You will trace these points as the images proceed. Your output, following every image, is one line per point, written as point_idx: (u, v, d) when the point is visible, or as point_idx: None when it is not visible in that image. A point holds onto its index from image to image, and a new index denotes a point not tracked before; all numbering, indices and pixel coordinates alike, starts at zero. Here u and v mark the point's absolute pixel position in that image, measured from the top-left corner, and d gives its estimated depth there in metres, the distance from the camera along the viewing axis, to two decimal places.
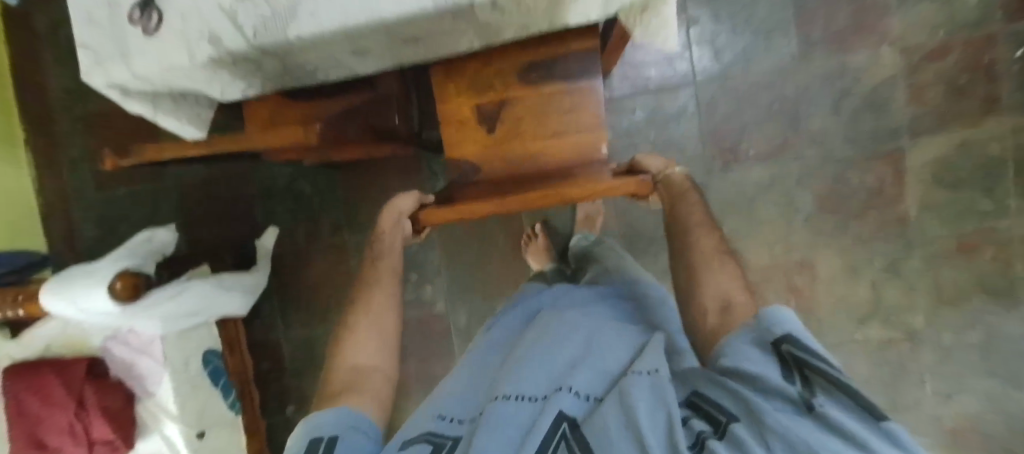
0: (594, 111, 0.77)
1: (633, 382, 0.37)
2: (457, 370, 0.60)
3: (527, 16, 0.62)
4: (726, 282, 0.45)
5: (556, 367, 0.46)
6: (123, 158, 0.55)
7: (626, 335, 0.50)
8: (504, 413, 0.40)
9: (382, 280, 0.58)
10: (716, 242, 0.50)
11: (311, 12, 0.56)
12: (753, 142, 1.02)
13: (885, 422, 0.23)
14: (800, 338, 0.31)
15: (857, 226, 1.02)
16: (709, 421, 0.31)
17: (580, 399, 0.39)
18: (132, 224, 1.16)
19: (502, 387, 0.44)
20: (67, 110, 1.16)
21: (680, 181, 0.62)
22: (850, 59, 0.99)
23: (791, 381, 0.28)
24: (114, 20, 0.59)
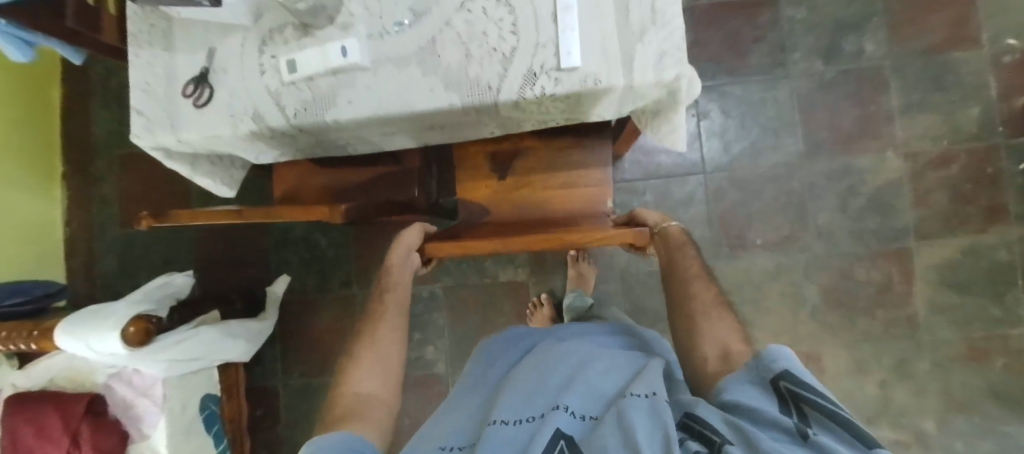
0: (601, 168, 0.81)
1: (631, 403, 0.38)
2: (450, 406, 0.59)
3: (547, 114, 0.66)
4: (725, 333, 0.47)
5: (551, 393, 0.46)
6: (159, 221, 0.56)
7: (623, 360, 0.51)
8: (502, 435, 0.41)
9: (390, 317, 0.58)
10: (714, 294, 0.53)
11: (348, 101, 0.61)
12: (760, 231, 1.04)
13: (874, 448, 0.27)
14: (797, 374, 0.34)
15: (864, 322, 1.02)
16: (703, 442, 0.33)
17: (576, 418, 0.40)
18: (151, 262, 1.20)
19: (498, 412, 0.45)
20: (109, 150, 1.24)
21: (678, 234, 0.63)
22: (856, 160, 1.03)
23: (787, 415, 0.32)
24: (169, 94, 0.65)
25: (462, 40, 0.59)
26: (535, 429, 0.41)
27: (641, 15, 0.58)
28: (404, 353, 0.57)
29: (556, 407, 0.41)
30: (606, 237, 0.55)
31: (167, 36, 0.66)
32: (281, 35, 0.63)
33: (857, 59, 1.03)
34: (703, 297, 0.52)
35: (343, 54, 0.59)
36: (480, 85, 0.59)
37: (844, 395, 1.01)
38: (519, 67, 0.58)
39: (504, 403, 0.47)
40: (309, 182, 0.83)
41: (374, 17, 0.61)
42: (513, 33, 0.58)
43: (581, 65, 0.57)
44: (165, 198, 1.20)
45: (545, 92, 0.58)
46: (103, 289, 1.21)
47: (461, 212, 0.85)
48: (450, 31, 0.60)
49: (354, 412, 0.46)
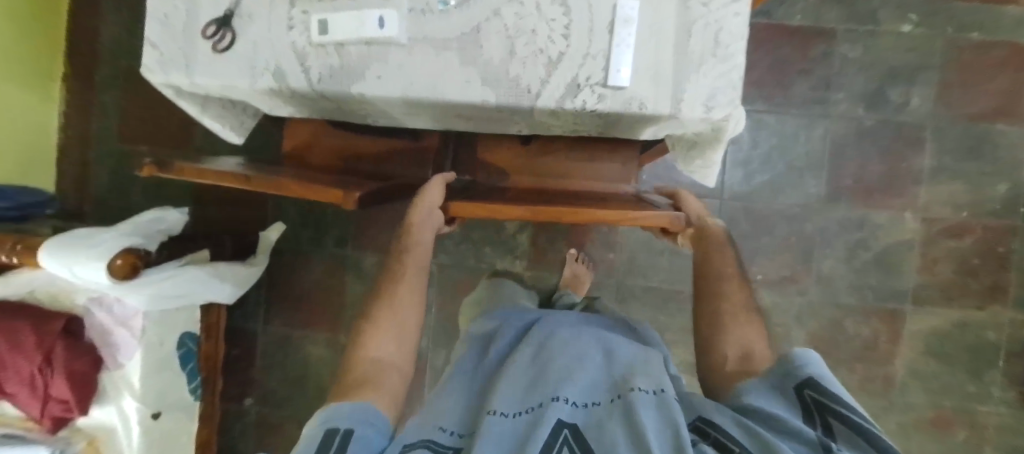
0: (633, 144, 0.75)
1: (637, 399, 0.37)
2: (443, 386, 0.56)
3: (581, 125, 0.62)
4: (749, 333, 0.45)
5: (550, 378, 0.45)
6: (164, 170, 0.52)
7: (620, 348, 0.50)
8: (502, 428, 0.39)
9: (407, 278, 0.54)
10: (746, 297, 0.49)
11: (378, 76, 0.58)
12: (763, 268, 1.04)
13: None
14: (823, 384, 0.33)
15: (843, 373, 1.04)
16: (719, 449, 0.31)
17: (577, 407, 0.40)
18: (145, 185, 1.17)
19: (494, 401, 0.43)
20: (112, 59, 1.17)
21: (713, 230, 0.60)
22: (874, 214, 1.01)
23: (811, 427, 0.30)
24: (188, 31, 0.60)
25: (508, 34, 0.56)
26: (533, 419, 0.39)
27: (702, 44, 0.54)
28: (421, 321, 0.53)
29: (556, 398, 0.40)
30: (631, 218, 0.51)
31: None
32: None
33: (901, 112, 0.99)
34: (731, 305, 0.48)
35: (380, 25, 0.56)
36: (519, 86, 0.56)
37: None
38: (564, 74, 0.55)
39: (501, 392, 0.45)
40: (320, 143, 0.80)
41: None
42: (563, 37, 0.55)
43: (627, 86, 0.54)
44: (166, 121, 1.15)
45: (586, 107, 0.56)
46: (93, 204, 1.18)
47: (478, 176, 0.79)
48: (498, 22, 0.56)
49: (370, 378, 0.44)
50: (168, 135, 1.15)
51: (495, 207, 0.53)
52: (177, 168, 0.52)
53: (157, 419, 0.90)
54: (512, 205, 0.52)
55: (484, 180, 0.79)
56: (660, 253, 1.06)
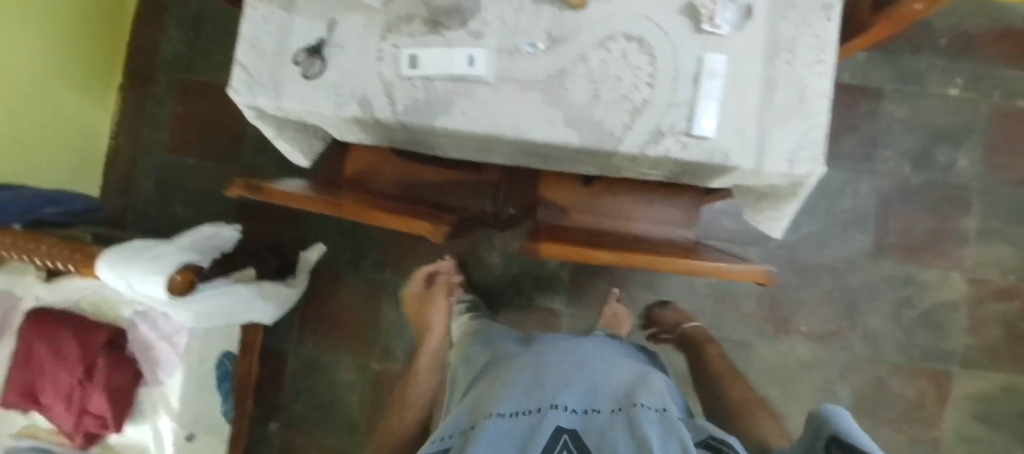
0: (695, 192, 0.77)
1: (645, 414, 0.33)
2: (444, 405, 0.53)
3: (656, 169, 0.63)
4: (767, 421, 0.55)
5: (548, 382, 0.41)
6: (251, 189, 0.53)
7: (629, 366, 0.47)
8: (494, 432, 0.35)
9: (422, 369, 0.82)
10: (746, 390, 0.64)
11: (463, 112, 0.59)
12: (806, 319, 1.03)
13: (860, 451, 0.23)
14: (843, 429, 0.29)
15: (890, 435, 1.00)
16: None
17: (578, 414, 0.36)
18: (188, 196, 1.18)
19: (488, 406, 0.40)
20: (169, 73, 1.20)
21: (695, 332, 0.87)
22: (920, 272, 1.00)
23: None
24: (279, 57, 0.61)
25: (594, 79, 0.57)
26: (527, 428, 0.36)
27: (786, 100, 0.55)
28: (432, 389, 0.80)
29: (554, 405, 0.37)
30: (717, 270, 0.50)
31: None
32: (407, 27, 0.60)
33: (947, 172, 1.00)
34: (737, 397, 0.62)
35: (470, 64, 0.58)
36: (602, 130, 0.57)
37: None
38: (647, 121, 0.56)
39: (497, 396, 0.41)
40: (385, 167, 0.81)
41: (509, 32, 0.59)
42: (649, 84, 0.56)
43: (711, 137, 0.55)
44: (217, 136, 1.18)
45: (668, 154, 0.56)
46: (134, 212, 1.19)
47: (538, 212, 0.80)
48: (585, 66, 0.57)
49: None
50: (217, 149, 1.17)
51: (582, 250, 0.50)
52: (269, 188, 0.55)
53: (189, 441, 0.88)
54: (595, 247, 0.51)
55: (544, 214, 0.79)
56: (702, 298, 1.05)
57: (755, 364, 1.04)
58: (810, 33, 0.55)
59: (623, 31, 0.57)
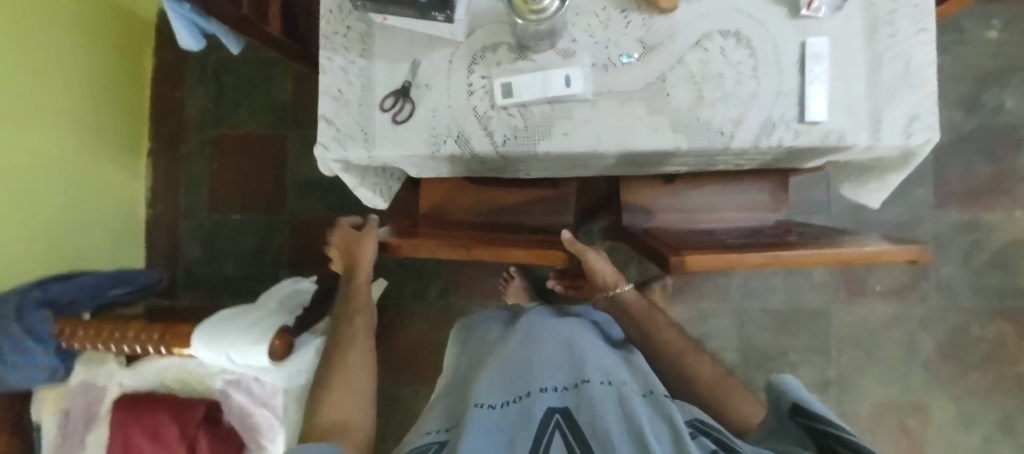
0: (779, 173, 0.77)
1: (629, 393, 0.45)
2: (438, 396, 0.63)
3: (759, 157, 0.62)
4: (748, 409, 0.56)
5: (531, 368, 0.51)
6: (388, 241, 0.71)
7: (598, 342, 0.58)
8: (487, 418, 0.45)
9: (359, 345, 0.67)
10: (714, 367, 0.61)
11: (564, 133, 0.58)
12: (878, 279, 1.05)
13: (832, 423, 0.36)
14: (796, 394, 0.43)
15: (975, 377, 1.02)
16: (718, 443, 0.40)
17: (558, 394, 0.47)
18: (240, 253, 1.17)
19: (477, 394, 0.49)
20: (200, 131, 1.20)
21: (634, 299, 0.71)
22: (983, 216, 1.02)
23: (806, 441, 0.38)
24: (364, 105, 0.60)
25: (694, 80, 0.57)
26: (522, 409, 0.46)
27: (894, 72, 0.54)
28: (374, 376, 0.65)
29: (545, 388, 0.48)
30: (865, 253, 0.49)
31: (368, 40, 0.60)
32: (494, 55, 0.59)
33: (997, 113, 1.01)
34: (705, 377, 0.60)
35: (567, 83, 0.56)
36: (711, 129, 0.56)
37: (948, 447, 1.02)
38: (756, 114, 0.56)
39: (483, 383, 0.51)
40: (460, 197, 0.80)
41: (599, 46, 0.58)
42: (752, 78, 0.56)
43: (824, 120, 0.54)
44: (259, 187, 1.18)
45: (782, 144, 0.56)
46: (185, 276, 1.18)
47: (623, 217, 0.79)
48: (683, 69, 0.57)
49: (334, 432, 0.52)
50: (261, 200, 1.17)
51: (736, 256, 0.48)
52: (395, 243, 0.64)
53: None
54: (750, 252, 0.49)
55: (630, 220, 0.78)
56: (773, 274, 1.06)
57: (833, 329, 1.05)
58: (907, 4, 0.55)
59: (717, 28, 0.56)
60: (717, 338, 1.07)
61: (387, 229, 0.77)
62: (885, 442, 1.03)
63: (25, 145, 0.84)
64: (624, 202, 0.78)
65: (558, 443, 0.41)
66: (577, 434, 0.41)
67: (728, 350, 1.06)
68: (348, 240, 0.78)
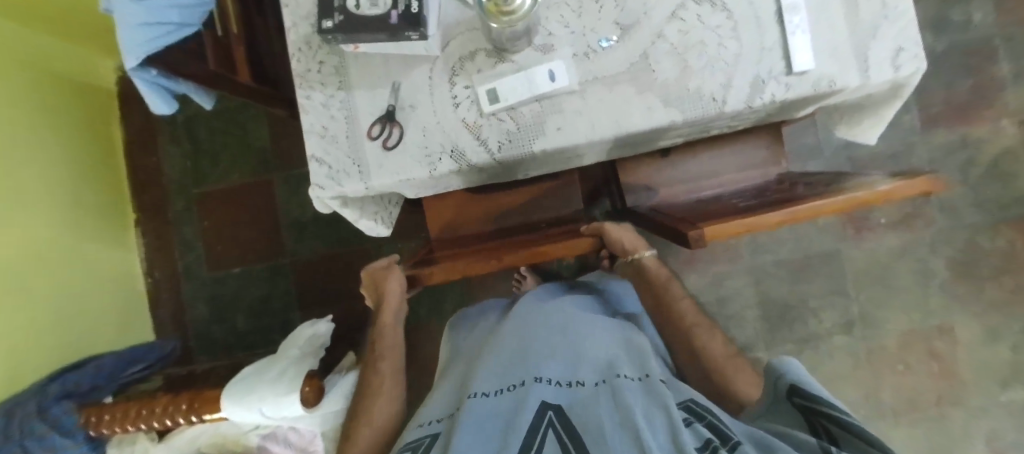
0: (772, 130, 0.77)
1: (624, 384, 0.47)
2: (440, 385, 0.68)
3: (754, 115, 0.62)
4: (747, 388, 0.55)
5: (528, 363, 0.56)
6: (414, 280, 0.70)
7: (598, 333, 0.62)
8: (481, 406, 0.50)
9: (385, 388, 0.68)
10: (724, 344, 0.61)
11: (558, 128, 0.57)
12: (882, 211, 1.05)
13: (842, 418, 0.36)
14: (800, 381, 0.42)
15: (992, 290, 1.03)
16: (716, 432, 0.40)
17: (552, 385, 0.51)
18: (248, 306, 1.16)
19: (474, 386, 0.54)
20: (184, 190, 1.18)
21: (656, 266, 0.70)
22: (972, 131, 1.03)
23: (815, 435, 0.37)
24: (353, 138, 0.59)
25: (678, 51, 0.56)
26: (514, 400, 0.49)
27: (872, 9, 0.54)
28: (400, 404, 0.69)
29: (537, 379, 0.51)
30: (882, 193, 0.46)
31: (343, 72, 0.59)
32: (473, 63, 0.58)
33: (968, 28, 1.02)
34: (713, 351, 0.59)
35: (552, 78, 0.56)
36: (704, 97, 0.56)
37: (978, 361, 1.03)
38: (745, 75, 0.55)
39: (480, 377, 0.55)
40: (467, 212, 0.80)
41: (577, 35, 0.57)
42: (734, 39, 0.55)
43: (813, 68, 0.54)
44: (254, 236, 1.16)
45: (775, 99, 0.55)
46: (197, 339, 1.16)
47: (629, 200, 0.78)
48: (664, 43, 0.56)
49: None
50: (259, 248, 1.16)
51: (755, 220, 0.47)
52: (425, 272, 0.63)
53: None
54: (769, 212, 0.47)
55: (634, 202, 0.78)
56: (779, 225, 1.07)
57: (848, 267, 1.06)
58: None
59: None
60: (737, 297, 1.07)
61: (408, 260, 0.79)
62: (917, 368, 1.05)
63: (14, 238, 0.81)
64: (624, 184, 0.77)
65: (550, 435, 0.44)
66: (570, 432, 0.43)
67: (750, 307, 1.07)
68: (375, 278, 0.74)
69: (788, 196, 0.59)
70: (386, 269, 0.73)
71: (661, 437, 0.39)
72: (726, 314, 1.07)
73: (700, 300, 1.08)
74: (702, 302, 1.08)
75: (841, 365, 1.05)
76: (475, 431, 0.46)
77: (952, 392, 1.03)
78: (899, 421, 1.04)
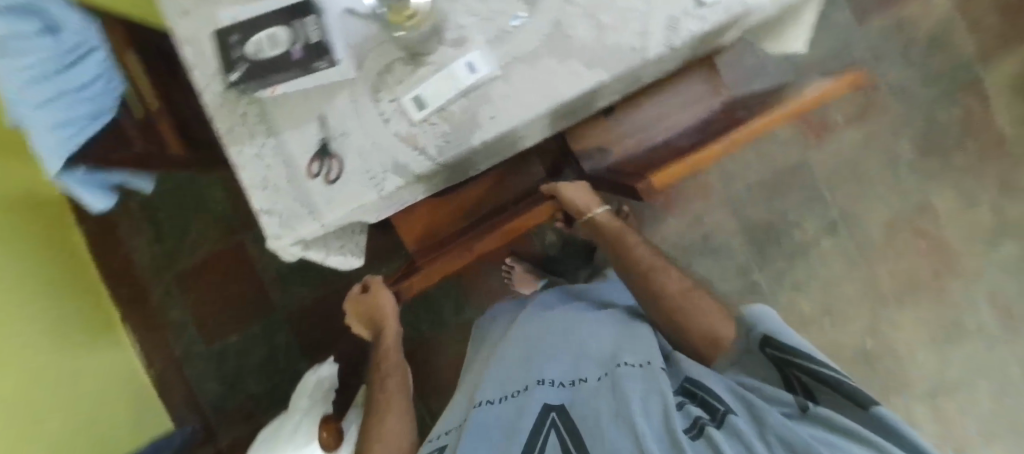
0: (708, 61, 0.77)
1: (622, 373, 0.53)
2: (457, 396, 0.76)
3: (679, 55, 0.62)
4: (714, 321, 0.59)
5: (531, 367, 0.64)
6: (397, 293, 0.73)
7: (601, 329, 0.67)
8: (489, 415, 0.59)
9: (393, 406, 0.67)
10: (683, 281, 0.65)
11: (492, 116, 0.57)
12: (838, 111, 1.06)
13: (819, 371, 0.45)
14: (774, 330, 0.50)
15: (961, 157, 1.05)
16: (706, 409, 0.46)
17: (553, 386, 0.58)
18: (254, 368, 1.15)
19: (482, 395, 0.63)
20: (161, 274, 1.16)
21: (610, 221, 0.72)
22: (903, 11, 1.05)
23: (794, 390, 0.46)
24: (295, 180, 0.58)
25: (587, 11, 0.56)
26: (518, 405, 0.58)
27: None
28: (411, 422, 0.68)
29: (540, 382, 0.59)
30: (809, 100, 0.48)
31: (268, 118, 0.58)
32: (392, 76, 0.57)
33: None
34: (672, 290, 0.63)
35: (471, 70, 0.55)
36: (624, 50, 0.56)
37: (965, 229, 1.05)
38: (659, 17, 0.55)
39: (488, 388, 0.64)
40: (440, 217, 0.78)
41: (487, 21, 0.57)
42: None
43: None
44: (241, 299, 1.16)
45: (694, 33, 0.55)
46: (213, 415, 1.15)
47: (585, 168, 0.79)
48: (572, 7, 0.56)
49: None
50: (248, 310, 1.15)
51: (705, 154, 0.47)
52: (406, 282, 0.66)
53: None
54: (711, 145, 0.48)
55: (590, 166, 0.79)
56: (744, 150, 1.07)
57: (819, 173, 1.07)
58: None
59: None
60: (722, 229, 1.08)
61: (392, 280, 0.78)
62: (908, 251, 1.06)
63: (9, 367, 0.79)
64: (577, 152, 0.79)
65: (552, 436, 0.51)
66: (569, 431, 0.51)
67: (736, 236, 1.08)
68: (361, 305, 0.76)
69: (731, 123, 0.59)
70: (367, 287, 0.76)
71: (655, 421, 0.44)
72: (715, 249, 1.08)
73: (688, 242, 1.08)
74: (690, 244, 1.08)
75: (835, 268, 1.07)
76: (480, 433, 0.56)
77: (947, 264, 1.06)
78: (902, 305, 1.06)
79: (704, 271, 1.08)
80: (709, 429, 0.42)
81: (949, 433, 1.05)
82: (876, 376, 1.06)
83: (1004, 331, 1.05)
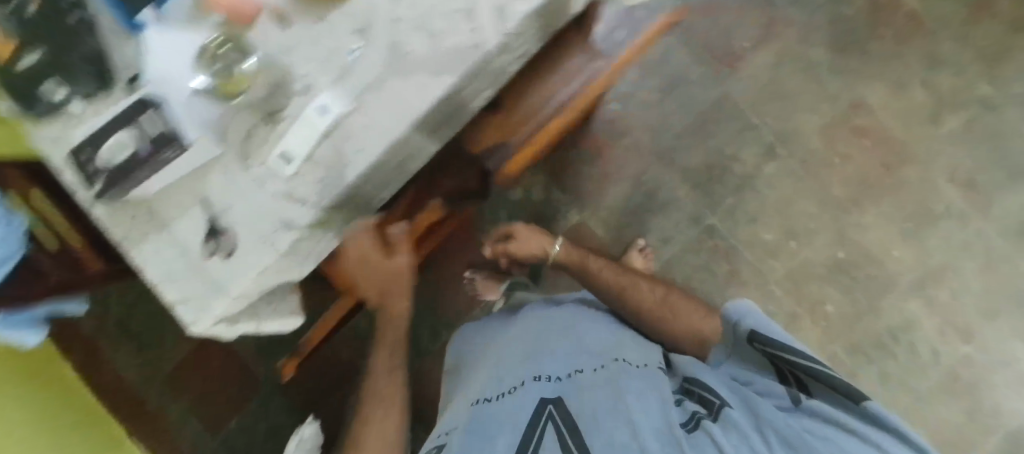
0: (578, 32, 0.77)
1: (620, 370, 0.56)
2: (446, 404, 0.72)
3: (530, 37, 0.63)
4: (695, 317, 0.70)
5: (524, 363, 0.63)
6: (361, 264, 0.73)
7: (598, 330, 0.69)
8: (488, 412, 0.57)
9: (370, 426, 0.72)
10: (653, 292, 0.76)
11: (359, 149, 0.54)
12: (743, 37, 1.06)
13: (811, 368, 0.47)
14: (759, 329, 0.52)
15: (878, 46, 1.04)
16: (704, 404, 0.50)
17: (551, 380, 0.58)
18: (260, 444, 1.17)
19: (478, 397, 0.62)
20: (150, 380, 1.20)
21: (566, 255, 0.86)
22: None
23: (788, 384, 0.48)
24: (191, 261, 0.56)
25: (418, 22, 0.54)
26: (514, 399, 0.57)
27: None
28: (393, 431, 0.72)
29: (537, 377, 0.59)
30: None
31: (147, 211, 0.57)
32: (253, 141, 0.54)
33: None
34: (648, 302, 0.74)
35: (324, 112, 0.52)
36: (463, 49, 0.53)
37: (904, 115, 1.03)
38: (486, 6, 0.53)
39: (484, 388, 0.63)
40: None
41: (328, 62, 0.54)
42: None
43: None
44: (233, 380, 1.19)
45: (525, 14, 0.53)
46: None
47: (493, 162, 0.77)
48: (403, 22, 0.54)
49: None
50: (243, 388, 1.19)
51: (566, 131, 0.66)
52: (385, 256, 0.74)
53: None
54: None
55: (495, 161, 0.76)
56: (662, 102, 1.07)
57: (743, 101, 1.06)
58: None
59: None
60: (664, 183, 1.07)
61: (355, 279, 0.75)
62: (854, 152, 1.04)
63: None
64: (479, 153, 0.78)
65: (549, 427, 0.51)
66: (568, 424, 0.50)
67: (680, 186, 1.07)
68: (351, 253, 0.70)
69: None
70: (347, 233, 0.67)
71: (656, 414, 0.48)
72: (663, 204, 1.07)
73: (634, 206, 1.08)
74: (637, 206, 1.08)
75: (786, 189, 1.05)
76: (478, 431, 0.55)
77: (897, 154, 1.03)
78: (864, 207, 1.04)
79: (658, 229, 1.07)
80: (706, 426, 0.46)
81: (947, 321, 1.02)
82: (858, 284, 1.04)
83: (973, 205, 1.02)
